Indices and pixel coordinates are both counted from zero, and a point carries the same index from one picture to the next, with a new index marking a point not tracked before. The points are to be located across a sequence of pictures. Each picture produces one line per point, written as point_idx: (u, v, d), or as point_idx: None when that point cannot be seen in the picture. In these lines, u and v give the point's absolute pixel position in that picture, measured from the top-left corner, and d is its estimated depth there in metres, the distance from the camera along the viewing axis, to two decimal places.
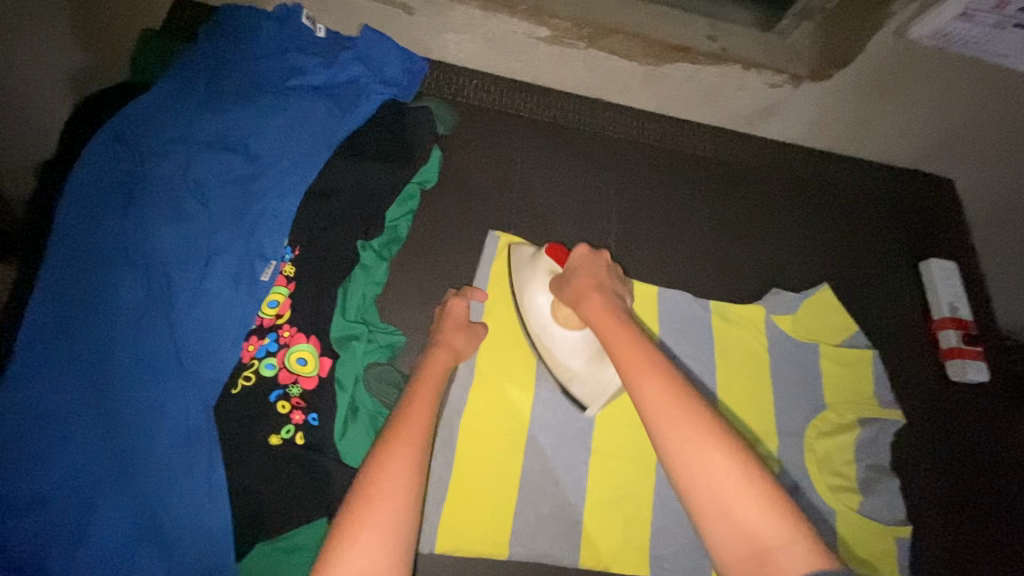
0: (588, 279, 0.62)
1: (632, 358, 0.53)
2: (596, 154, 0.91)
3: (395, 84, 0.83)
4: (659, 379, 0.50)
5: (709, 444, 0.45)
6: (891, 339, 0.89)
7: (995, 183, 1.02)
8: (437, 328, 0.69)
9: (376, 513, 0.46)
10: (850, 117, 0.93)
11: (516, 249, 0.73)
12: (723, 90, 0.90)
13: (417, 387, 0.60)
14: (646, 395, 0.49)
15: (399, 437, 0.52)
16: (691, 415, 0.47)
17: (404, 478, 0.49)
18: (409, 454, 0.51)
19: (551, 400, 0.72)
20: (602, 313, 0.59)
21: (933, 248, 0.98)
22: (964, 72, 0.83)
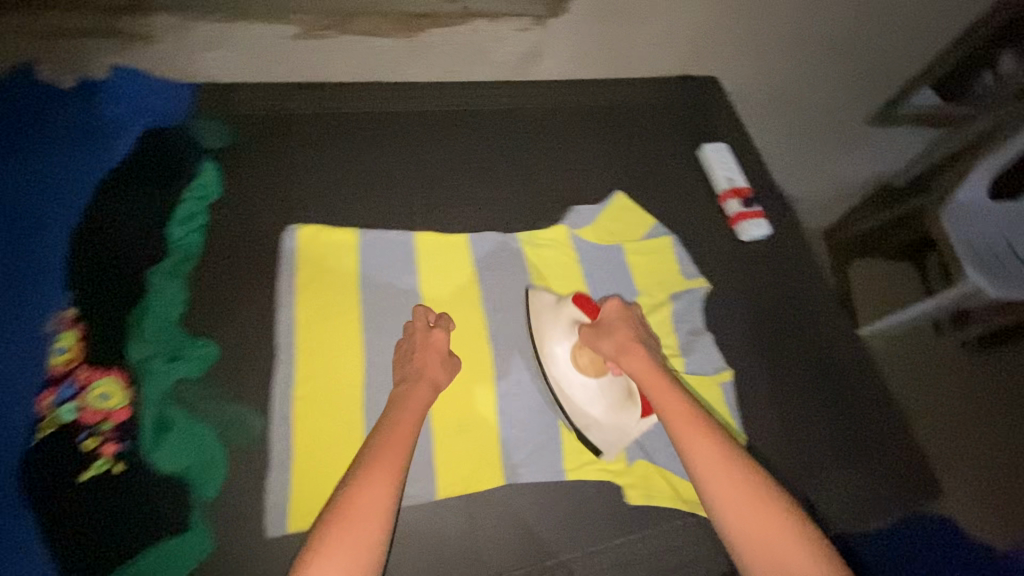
0: (626, 333, 0.76)
1: (683, 421, 0.68)
2: (384, 128, 0.94)
3: (157, 112, 0.84)
4: (710, 441, 0.66)
5: (750, 494, 0.62)
6: (688, 223, 1.00)
7: (730, 66, 1.22)
8: (421, 358, 0.73)
9: (346, 531, 0.57)
10: (603, 43, 1.07)
11: (537, 294, 0.83)
12: (484, 47, 1.03)
13: (399, 413, 0.68)
14: (699, 455, 0.65)
15: (382, 462, 0.62)
16: (736, 467, 0.64)
17: (380, 502, 0.59)
18: (385, 480, 0.61)
19: (380, 358, 0.76)
20: (639, 371, 0.74)
21: (707, 136, 1.11)
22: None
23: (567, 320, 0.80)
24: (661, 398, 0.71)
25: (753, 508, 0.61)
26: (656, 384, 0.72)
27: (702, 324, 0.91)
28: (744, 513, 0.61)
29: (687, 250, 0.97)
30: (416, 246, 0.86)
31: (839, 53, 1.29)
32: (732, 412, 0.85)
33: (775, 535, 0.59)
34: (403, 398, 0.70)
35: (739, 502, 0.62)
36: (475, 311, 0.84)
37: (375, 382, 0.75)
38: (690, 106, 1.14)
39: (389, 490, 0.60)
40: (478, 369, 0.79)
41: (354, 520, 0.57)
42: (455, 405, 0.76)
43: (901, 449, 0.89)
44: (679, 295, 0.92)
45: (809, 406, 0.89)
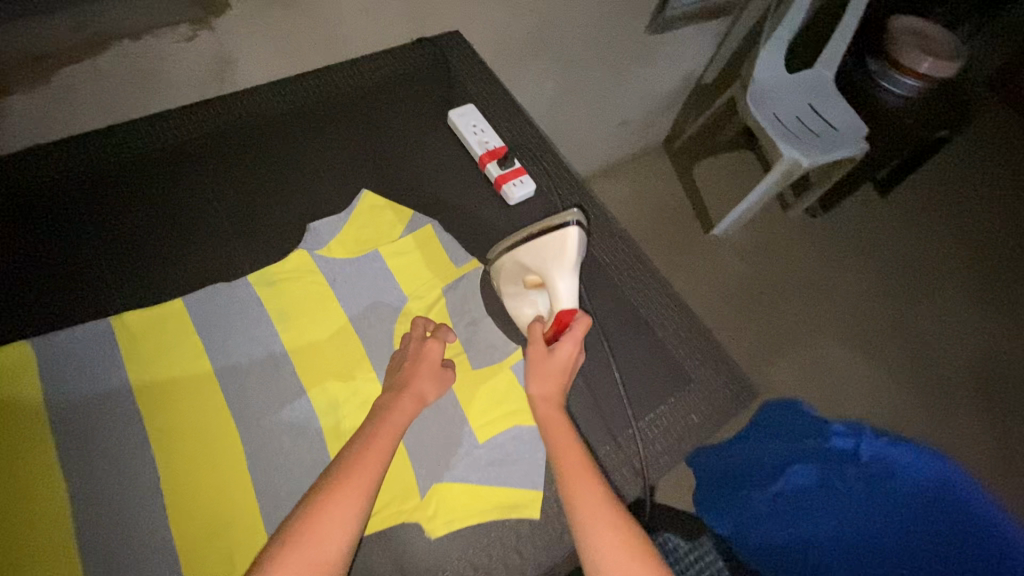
0: (560, 388, 0.74)
1: (575, 465, 0.68)
2: (53, 205, 0.79)
3: None
4: (599, 490, 0.66)
5: (622, 548, 0.62)
6: (451, 202, 0.91)
7: (469, 17, 1.13)
8: (413, 368, 0.73)
9: (300, 554, 0.57)
10: (303, 31, 0.93)
11: (567, 240, 0.76)
12: (148, 69, 0.84)
13: (379, 425, 0.68)
14: (585, 499, 0.65)
15: (351, 481, 0.62)
16: (616, 523, 0.63)
17: (345, 521, 0.59)
18: (352, 497, 0.61)
19: (87, 490, 0.63)
20: (552, 413, 0.72)
21: (457, 101, 1.02)
22: None
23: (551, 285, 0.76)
24: (561, 439, 0.70)
25: (623, 561, 0.61)
26: (566, 432, 0.70)
27: (485, 309, 0.83)
28: (614, 561, 0.61)
29: (454, 233, 0.89)
30: (115, 332, 0.71)
31: None
32: None
33: None
34: (386, 408, 0.70)
35: (609, 550, 0.62)
36: (208, 389, 0.71)
37: (85, 520, 0.62)
38: (432, 73, 1.04)
39: (355, 506, 0.60)
40: (224, 457, 0.68)
41: (310, 547, 0.57)
42: (200, 511, 0.65)
43: (710, 368, 0.88)
44: (451, 288, 0.84)
45: (613, 356, 0.85)
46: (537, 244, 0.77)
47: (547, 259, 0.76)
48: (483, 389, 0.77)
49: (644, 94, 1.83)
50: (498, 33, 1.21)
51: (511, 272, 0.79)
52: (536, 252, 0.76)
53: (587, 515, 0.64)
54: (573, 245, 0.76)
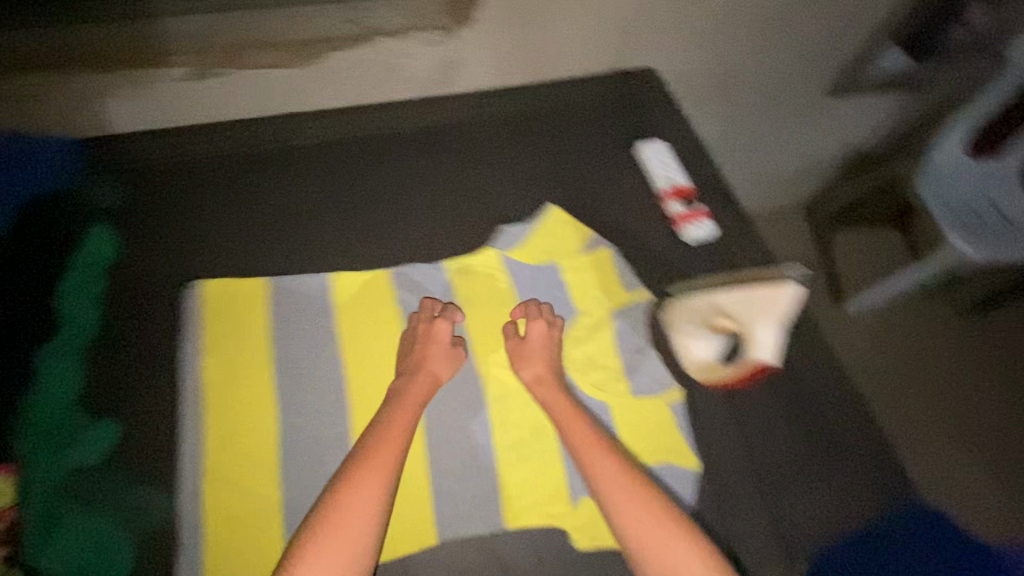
0: (540, 369, 0.77)
1: (584, 442, 0.71)
2: (296, 166, 0.89)
3: (48, 180, 0.80)
4: (608, 461, 0.70)
5: (648, 515, 0.66)
6: (630, 229, 0.94)
7: (666, 57, 1.17)
8: (424, 351, 0.76)
9: (329, 534, 0.61)
10: (524, 48, 1.00)
11: (781, 297, 0.72)
12: (392, 64, 0.93)
13: (401, 407, 0.72)
14: (599, 475, 0.69)
15: (374, 462, 0.66)
16: (634, 493, 0.67)
17: (372, 499, 0.64)
18: (376, 478, 0.65)
19: (292, 419, 0.72)
20: (554, 400, 0.75)
21: (647, 133, 1.05)
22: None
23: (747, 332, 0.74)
24: (564, 419, 0.74)
25: (649, 526, 0.65)
26: (567, 408, 0.74)
27: (651, 340, 0.84)
28: (637, 531, 0.65)
29: (629, 263, 0.91)
30: (331, 286, 0.81)
31: (776, 29, 1.24)
32: (686, 434, 0.78)
33: (666, 551, 0.64)
34: (402, 391, 0.73)
35: (631, 518, 0.66)
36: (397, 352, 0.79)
37: (289, 444, 0.70)
38: (626, 104, 1.08)
39: (380, 486, 0.65)
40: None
41: (342, 526, 0.62)
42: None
43: (884, 458, 0.78)
44: (620, 312, 0.86)
45: (784, 417, 0.79)
46: (747, 290, 0.74)
47: (754, 308, 0.74)
48: (636, 418, 0.79)
49: (809, 160, 1.74)
50: (687, 75, 1.24)
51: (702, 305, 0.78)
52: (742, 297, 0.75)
53: (605, 484, 0.68)
54: (789, 304, 0.72)
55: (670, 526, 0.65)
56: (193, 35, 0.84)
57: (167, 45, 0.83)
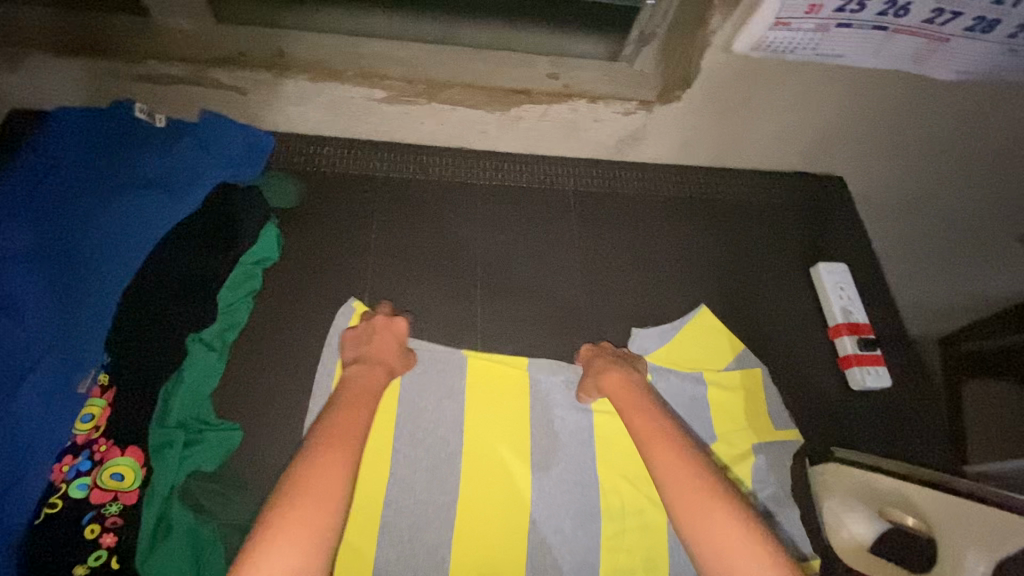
0: (602, 361, 0.75)
1: (644, 429, 0.67)
2: (461, 205, 0.88)
3: (234, 164, 0.82)
4: (668, 448, 0.64)
5: (710, 507, 0.59)
6: (784, 354, 0.86)
7: (860, 169, 1.06)
8: (377, 342, 0.72)
9: (292, 515, 0.53)
10: (717, 135, 0.93)
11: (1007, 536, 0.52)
12: (580, 124, 0.89)
13: (353, 399, 0.65)
14: (660, 464, 0.63)
15: (336, 435, 0.60)
16: (697, 482, 0.61)
17: (337, 479, 0.56)
18: (339, 456, 0.58)
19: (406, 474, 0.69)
20: (617, 388, 0.72)
21: (821, 251, 0.96)
22: (805, 89, 0.85)
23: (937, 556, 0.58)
24: (628, 407, 0.70)
25: (714, 522, 0.58)
26: (630, 396, 0.71)
27: (790, 489, 0.76)
28: (699, 520, 0.58)
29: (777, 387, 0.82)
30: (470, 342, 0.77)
31: (993, 166, 1.10)
32: None
33: (735, 553, 0.56)
34: (349, 378, 0.68)
35: (690, 508, 0.59)
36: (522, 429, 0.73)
37: (398, 500, 0.68)
38: (804, 213, 1.00)
39: (345, 464, 0.58)
40: (516, 502, 0.70)
41: (307, 506, 0.54)
42: (486, 547, 0.67)
43: None
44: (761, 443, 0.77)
45: None
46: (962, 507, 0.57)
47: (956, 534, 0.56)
48: None
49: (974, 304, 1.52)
50: (872, 189, 1.13)
51: (889, 498, 0.65)
52: (949, 514, 0.58)
53: (665, 466, 0.63)
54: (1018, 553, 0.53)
55: (739, 524, 0.57)
56: (401, 59, 0.83)
57: (373, 64, 0.82)
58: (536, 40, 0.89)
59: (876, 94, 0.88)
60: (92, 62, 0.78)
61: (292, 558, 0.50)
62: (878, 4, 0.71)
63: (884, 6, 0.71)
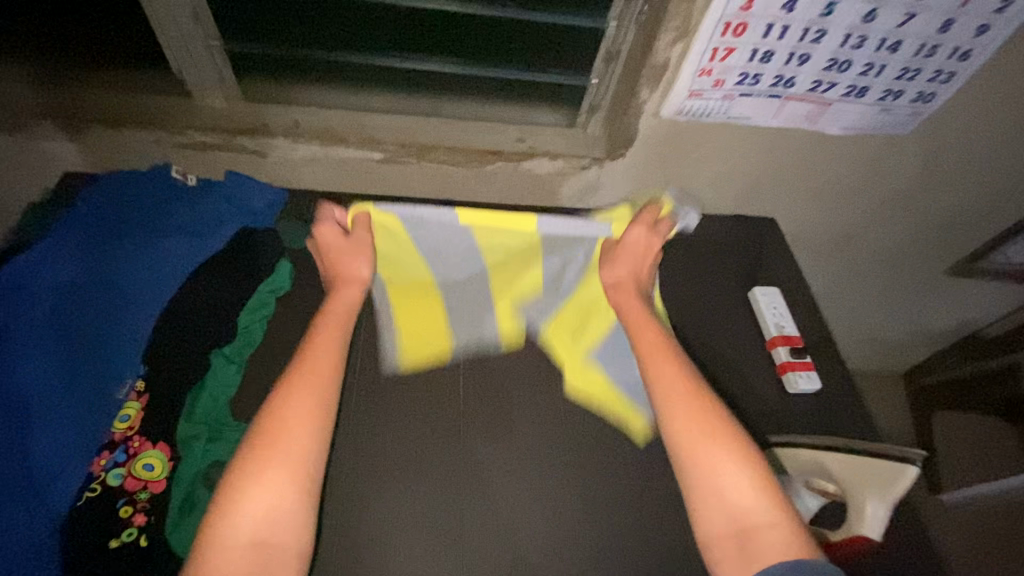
0: (624, 274, 0.85)
1: (653, 352, 0.77)
2: None
3: (255, 214, 0.96)
4: (678, 373, 0.74)
5: (713, 437, 0.67)
6: (730, 365, 0.99)
7: (791, 212, 1.24)
8: (346, 254, 0.83)
9: (274, 451, 0.63)
10: (662, 184, 1.11)
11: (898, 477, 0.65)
12: (545, 178, 1.07)
13: (327, 323, 0.77)
14: (664, 383, 0.73)
15: (307, 373, 0.70)
16: (699, 406, 0.70)
17: (309, 414, 0.67)
18: (309, 394, 0.68)
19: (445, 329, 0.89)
20: (632, 309, 0.82)
21: (759, 279, 1.11)
22: (727, 144, 1.04)
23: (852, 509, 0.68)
24: (639, 330, 0.80)
25: (713, 445, 0.67)
26: (642, 322, 0.80)
27: None
28: (700, 442, 0.67)
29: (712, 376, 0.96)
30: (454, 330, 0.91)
31: (905, 208, 1.28)
32: None
33: (731, 474, 0.65)
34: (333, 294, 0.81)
35: (693, 427, 0.68)
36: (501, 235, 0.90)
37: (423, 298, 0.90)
38: (745, 247, 1.16)
39: (315, 402, 0.68)
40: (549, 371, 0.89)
41: (282, 444, 0.64)
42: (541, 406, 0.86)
43: None
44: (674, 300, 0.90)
45: None
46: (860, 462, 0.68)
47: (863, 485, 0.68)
48: None
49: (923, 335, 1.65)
50: (807, 229, 1.30)
51: (811, 467, 0.74)
52: (852, 469, 0.69)
53: (670, 387, 0.72)
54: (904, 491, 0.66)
55: (734, 450, 0.66)
56: (396, 127, 1.01)
57: (372, 130, 1.00)
58: (506, 112, 1.09)
59: (788, 148, 1.07)
60: (142, 132, 0.95)
61: (275, 490, 0.61)
62: (769, 78, 0.92)
63: (774, 80, 0.92)
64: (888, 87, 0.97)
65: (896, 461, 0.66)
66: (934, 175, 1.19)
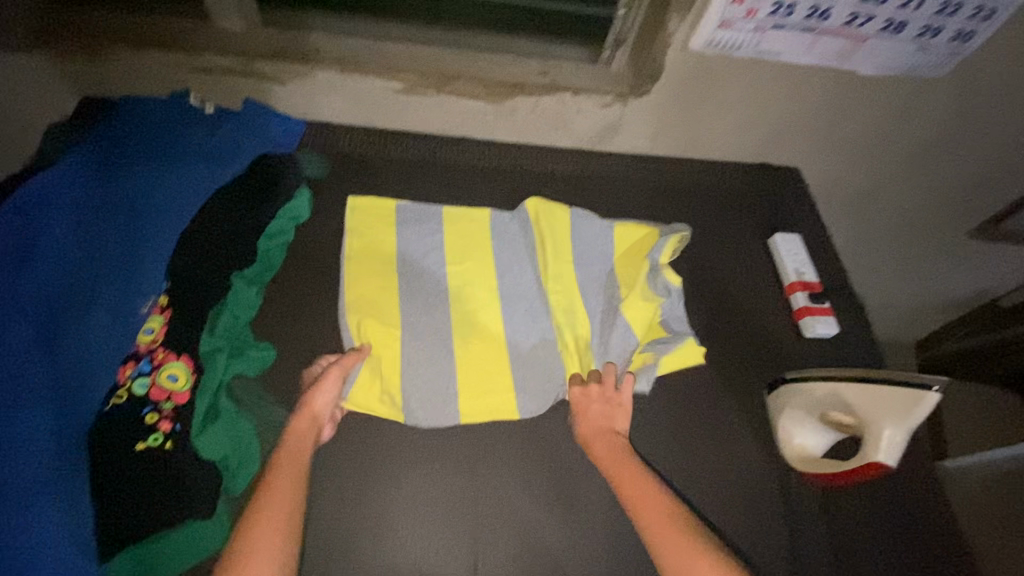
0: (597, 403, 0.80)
1: (632, 491, 0.74)
2: (463, 179, 1.01)
3: (273, 142, 0.96)
4: (655, 509, 0.72)
5: (711, 568, 0.67)
6: (749, 308, 0.97)
7: (815, 162, 1.21)
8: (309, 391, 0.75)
9: None
10: (684, 127, 1.08)
11: (919, 403, 0.68)
12: (566, 116, 1.05)
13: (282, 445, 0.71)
14: (652, 529, 0.71)
15: (261, 517, 0.64)
16: (681, 538, 0.70)
17: (269, 566, 0.62)
18: (269, 538, 0.63)
19: (414, 334, 0.84)
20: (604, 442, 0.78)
21: (780, 226, 1.09)
22: (755, 82, 1.01)
23: (869, 434, 0.71)
24: (613, 468, 0.76)
25: None
26: (613, 457, 0.76)
27: (747, 416, 0.86)
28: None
29: (724, 319, 0.95)
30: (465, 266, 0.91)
31: (935, 161, 1.23)
32: (767, 519, 0.79)
33: None
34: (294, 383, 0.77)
35: (690, 573, 0.67)
36: (487, 223, 0.95)
37: (410, 348, 0.83)
38: (767, 194, 1.13)
39: (278, 543, 0.63)
40: (498, 355, 0.85)
41: None
42: (485, 402, 0.81)
43: None
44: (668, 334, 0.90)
45: (863, 540, 0.78)
46: (880, 391, 0.71)
47: (882, 410, 0.70)
48: (721, 493, 0.80)
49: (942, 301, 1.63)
50: (831, 182, 1.27)
51: (826, 400, 0.76)
52: (871, 398, 0.71)
53: (655, 531, 0.71)
54: (923, 415, 0.68)
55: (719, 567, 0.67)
56: (415, 56, 0.99)
57: (391, 60, 0.98)
58: (528, 44, 1.05)
59: (816, 90, 1.04)
60: (161, 55, 0.94)
61: None
62: (804, 9, 0.88)
63: (809, 12, 0.89)
64: (927, 24, 0.93)
65: (917, 387, 0.69)
66: (967, 126, 1.15)
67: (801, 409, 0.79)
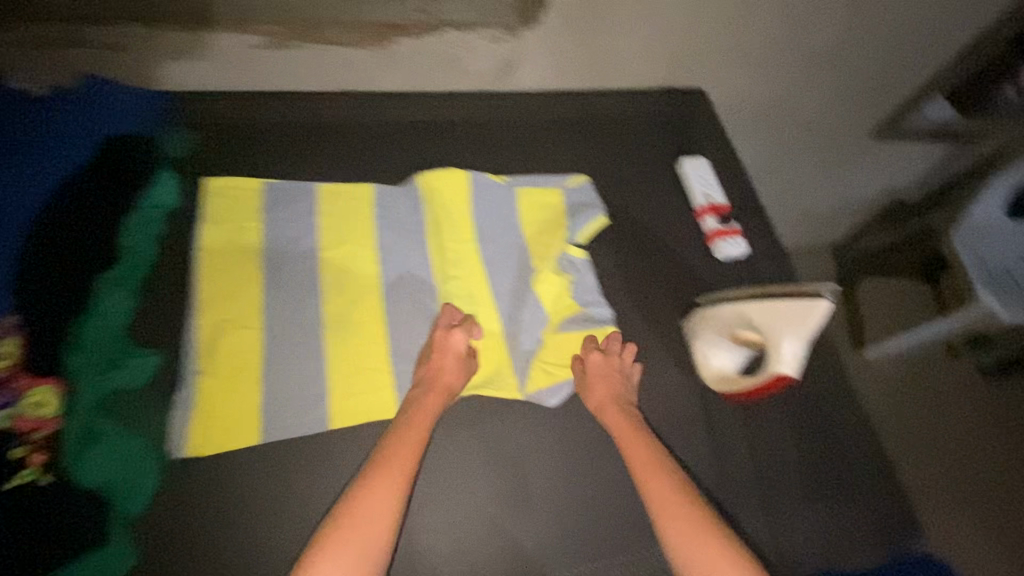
0: (605, 389, 0.78)
1: (642, 460, 0.74)
2: (352, 141, 0.93)
3: (124, 122, 0.84)
4: (664, 478, 0.72)
5: (712, 549, 0.67)
6: (664, 239, 0.96)
7: (721, 80, 1.18)
8: (439, 359, 0.77)
9: (347, 538, 0.62)
10: (583, 56, 1.03)
11: (811, 310, 0.70)
12: (456, 56, 0.97)
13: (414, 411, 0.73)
14: (656, 495, 0.71)
15: (386, 467, 0.67)
16: (686, 510, 0.70)
17: (387, 509, 0.65)
18: (389, 488, 0.66)
19: (289, 326, 0.77)
20: (616, 419, 0.77)
21: (690, 151, 1.07)
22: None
23: (772, 347, 0.74)
24: (626, 442, 0.76)
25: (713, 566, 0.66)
26: (630, 433, 0.76)
27: (667, 345, 0.87)
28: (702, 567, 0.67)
29: (639, 253, 0.94)
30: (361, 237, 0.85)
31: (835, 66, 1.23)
32: (692, 439, 0.81)
33: None
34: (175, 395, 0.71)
35: (694, 555, 0.67)
36: (367, 199, 0.88)
37: (276, 346, 0.75)
38: (675, 120, 1.10)
39: (395, 489, 0.66)
40: (408, 327, 0.81)
41: (352, 537, 0.62)
42: (362, 391, 0.75)
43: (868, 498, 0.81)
44: (579, 308, 0.87)
45: (781, 446, 0.82)
46: (777, 303, 0.73)
47: (780, 322, 0.73)
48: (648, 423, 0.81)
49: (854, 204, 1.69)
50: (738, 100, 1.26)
51: (732, 318, 0.78)
52: (771, 312, 0.73)
53: (660, 497, 0.71)
54: (818, 322, 0.71)
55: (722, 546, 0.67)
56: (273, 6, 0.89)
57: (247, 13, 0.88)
58: None
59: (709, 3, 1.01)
60: None
61: None
62: None
63: None
64: None
65: (810, 296, 0.71)
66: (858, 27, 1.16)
67: (712, 329, 0.81)
